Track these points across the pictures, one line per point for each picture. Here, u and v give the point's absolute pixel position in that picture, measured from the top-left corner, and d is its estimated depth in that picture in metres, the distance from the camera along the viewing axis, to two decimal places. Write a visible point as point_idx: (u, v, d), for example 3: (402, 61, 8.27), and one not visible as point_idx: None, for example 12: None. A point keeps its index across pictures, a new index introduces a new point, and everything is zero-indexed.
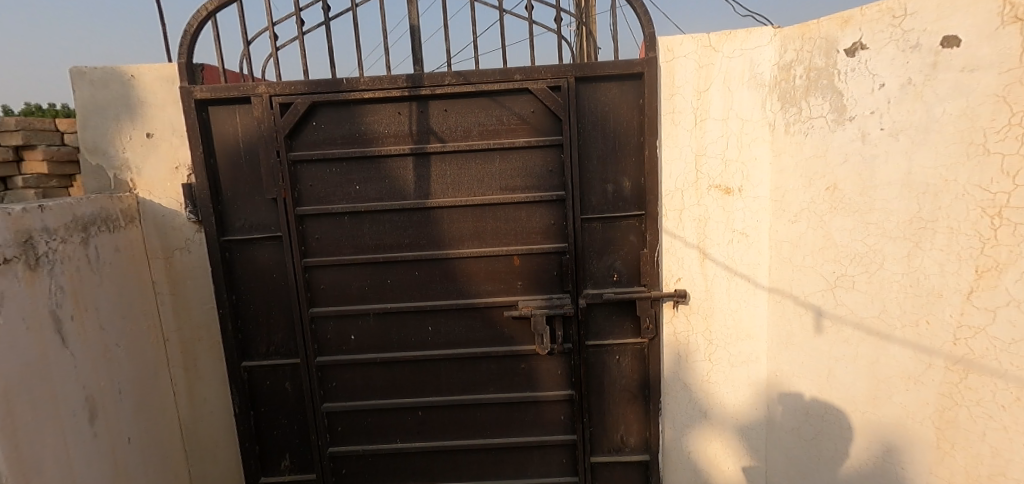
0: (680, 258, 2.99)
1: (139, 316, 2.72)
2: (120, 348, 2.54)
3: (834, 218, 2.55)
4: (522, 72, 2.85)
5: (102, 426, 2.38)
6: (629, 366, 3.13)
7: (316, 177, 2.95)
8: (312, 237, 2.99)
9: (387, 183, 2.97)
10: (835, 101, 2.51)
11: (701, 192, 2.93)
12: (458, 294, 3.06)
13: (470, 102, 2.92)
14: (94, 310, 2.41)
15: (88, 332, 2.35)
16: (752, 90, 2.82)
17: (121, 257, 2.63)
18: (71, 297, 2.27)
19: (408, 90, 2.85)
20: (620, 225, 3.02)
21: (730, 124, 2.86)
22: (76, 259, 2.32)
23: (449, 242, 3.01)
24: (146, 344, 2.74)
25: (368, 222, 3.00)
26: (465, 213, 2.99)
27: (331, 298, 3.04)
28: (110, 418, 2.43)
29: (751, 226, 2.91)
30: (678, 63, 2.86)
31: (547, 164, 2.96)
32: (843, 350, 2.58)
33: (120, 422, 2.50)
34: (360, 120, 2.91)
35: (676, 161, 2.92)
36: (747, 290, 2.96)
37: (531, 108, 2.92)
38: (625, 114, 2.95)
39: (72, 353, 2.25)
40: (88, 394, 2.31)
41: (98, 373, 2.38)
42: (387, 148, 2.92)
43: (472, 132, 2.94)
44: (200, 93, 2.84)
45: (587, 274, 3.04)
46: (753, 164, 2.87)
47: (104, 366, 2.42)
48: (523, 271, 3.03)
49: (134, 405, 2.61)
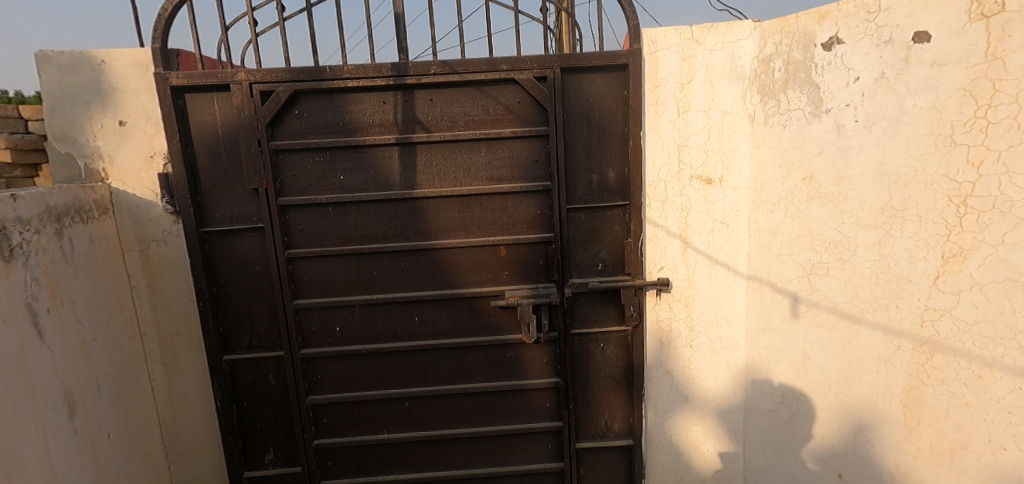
0: (663, 247, 3.05)
1: (116, 310, 2.64)
2: (98, 343, 2.46)
3: (811, 208, 2.64)
4: (508, 62, 2.86)
5: (82, 422, 2.31)
6: (613, 354, 3.20)
7: (299, 167, 2.90)
8: (295, 228, 2.94)
9: (372, 173, 2.94)
10: (813, 94, 2.59)
11: (683, 183, 2.99)
12: (445, 285, 3.06)
13: (456, 92, 2.90)
14: (71, 304, 2.32)
15: (66, 325, 2.27)
16: (733, 82, 2.89)
17: (97, 248, 2.54)
18: (47, 289, 2.19)
19: (394, 79, 2.83)
20: (605, 215, 3.06)
21: (711, 115, 2.93)
22: (51, 251, 2.23)
23: (435, 232, 3.01)
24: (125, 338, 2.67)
25: (353, 213, 2.96)
26: (451, 203, 2.99)
27: (315, 290, 3.00)
28: (90, 413, 2.36)
29: (731, 216, 2.99)
30: (662, 55, 2.91)
31: (534, 154, 2.98)
32: (818, 334, 2.69)
33: (100, 417, 2.43)
34: (344, 109, 2.87)
35: (659, 151, 2.97)
36: (727, 278, 3.05)
37: (517, 98, 2.93)
38: (609, 105, 2.98)
39: (49, 347, 2.17)
40: (67, 389, 2.24)
41: (76, 368, 2.30)
42: (372, 138, 2.89)
43: (459, 122, 2.93)
44: (176, 80, 2.75)
45: (572, 264, 3.08)
46: (733, 155, 2.94)
47: (82, 361, 2.34)
48: (509, 261, 3.05)
49: (114, 400, 2.54)
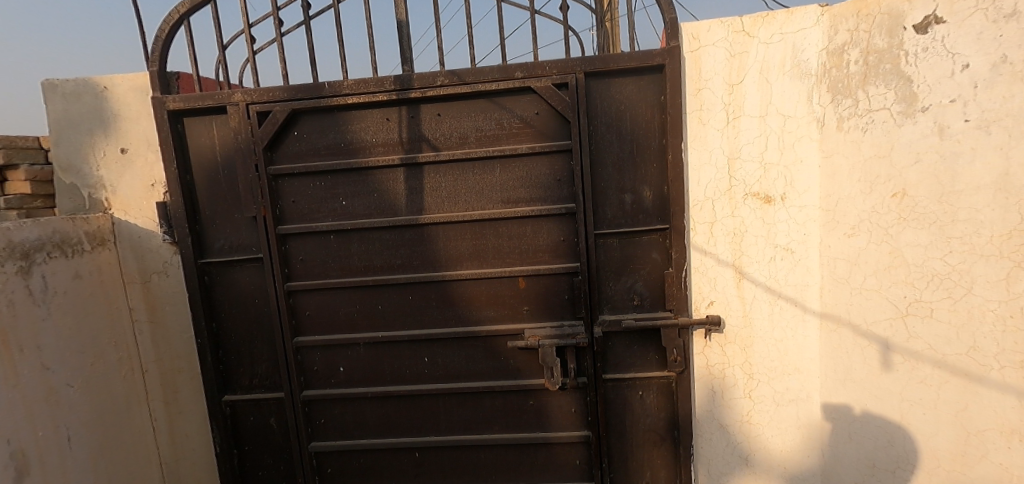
0: (712, 278, 2.58)
1: (95, 349, 2.50)
2: (65, 388, 2.32)
3: (903, 231, 2.12)
4: (523, 69, 2.51)
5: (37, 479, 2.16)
6: (654, 404, 2.71)
7: (299, 193, 2.67)
8: (296, 258, 2.71)
9: (376, 197, 2.66)
10: (903, 89, 2.08)
11: (735, 202, 2.52)
12: (457, 321, 2.71)
13: (466, 104, 2.58)
14: (32, 349, 2.19)
15: (21, 373, 2.14)
16: (794, 80, 2.40)
17: (72, 284, 2.41)
18: None
19: (396, 93, 2.55)
20: (640, 241, 2.62)
21: (769, 122, 2.45)
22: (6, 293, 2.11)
23: (446, 263, 2.68)
24: (104, 379, 2.52)
25: (356, 241, 2.70)
26: (463, 230, 2.65)
27: (317, 326, 2.75)
28: (49, 467, 2.22)
29: (797, 240, 2.46)
30: (705, 52, 2.47)
31: (555, 173, 2.59)
32: (919, 393, 2.13)
33: (63, 470, 2.28)
34: (345, 128, 2.62)
35: (705, 166, 2.52)
36: (795, 316, 2.50)
37: (535, 109, 2.57)
38: (643, 113, 2.56)
39: None
40: (17, 445, 2.09)
41: (31, 419, 2.16)
42: (376, 159, 2.62)
43: (470, 138, 2.60)
44: (173, 103, 2.61)
45: (603, 298, 2.65)
46: (798, 168, 2.44)
47: (39, 410, 2.20)
48: (530, 294, 2.66)
49: (86, 448, 2.39)
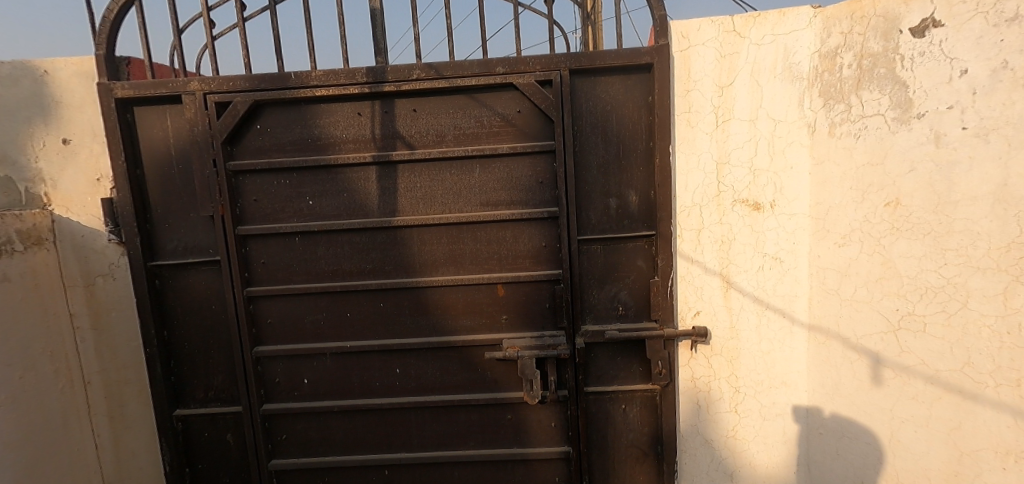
0: (699, 287, 2.49)
1: (22, 361, 2.25)
2: None
3: (897, 242, 2.05)
4: (505, 64, 2.37)
5: None
6: (638, 418, 2.60)
7: (261, 191, 2.48)
8: (257, 261, 2.52)
9: (346, 197, 2.48)
10: (898, 94, 2.01)
11: (724, 209, 2.44)
12: (431, 331, 2.55)
13: (444, 100, 2.43)
14: None
15: None
16: (786, 84, 2.32)
17: None
18: None
19: (369, 86, 2.38)
20: (625, 248, 2.51)
21: (759, 125, 2.37)
22: None
23: (421, 268, 2.52)
24: (32, 393, 2.27)
25: (324, 244, 2.51)
26: (439, 233, 2.50)
27: (280, 334, 2.55)
28: None
29: (786, 249, 2.39)
30: (695, 52, 2.38)
31: (538, 175, 2.46)
32: (911, 409, 2.06)
33: None
34: (313, 123, 2.44)
35: (693, 171, 2.43)
36: (782, 328, 2.43)
37: (516, 107, 2.43)
38: (630, 114, 2.45)
39: None
40: None
41: None
42: (346, 156, 2.44)
43: (447, 136, 2.45)
44: (121, 90, 2.39)
45: (586, 307, 2.52)
46: (788, 174, 2.36)
47: None
48: (509, 302, 2.52)
49: (9, 471, 2.15)
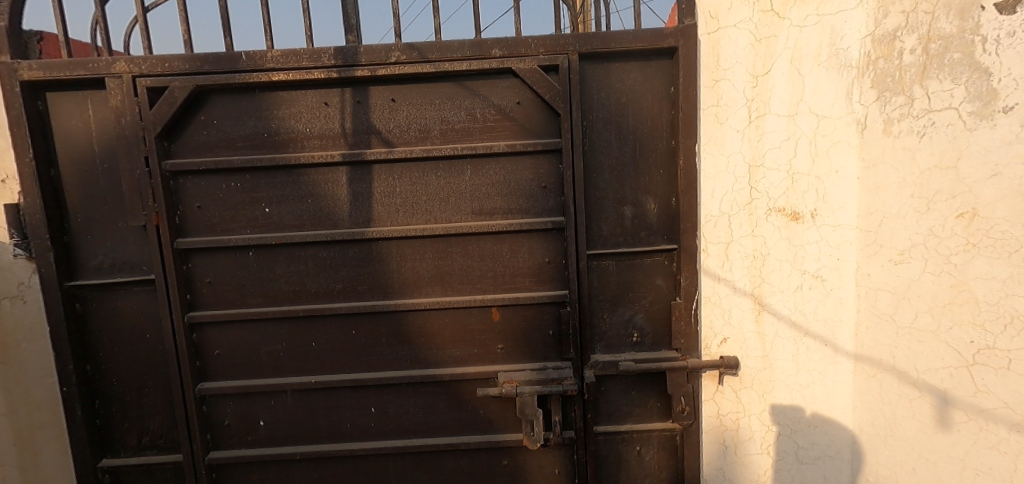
0: (726, 309, 2.14)
1: None
2: None
3: (972, 260, 1.73)
4: (502, 45, 1.99)
5: None
6: (655, 461, 2.25)
7: (205, 195, 2.04)
8: (201, 280, 2.08)
9: (310, 204, 2.06)
10: (977, 84, 1.69)
11: (756, 219, 2.09)
12: (413, 363, 2.15)
13: (428, 88, 2.03)
14: None
15: None
16: (831, 72, 1.97)
17: None
18: None
19: (338, 70, 1.97)
20: (642, 264, 2.16)
21: (799, 122, 2.02)
22: None
23: (401, 288, 2.12)
24: None
25: (284, 260, 2.09)
26: (422, 247, 2.10)
27: (230, 368, 2.12)
28: None
29: (828, 266, 2.03)
30: (725, 35, 2.04)
31: (540, 178, 2.08)
32: (990, 461, 1.73)
33: None
34: (269, 114, 2.02)
35: (721, 174, 2.08)
36: (824, 358, 2.06)
37: (515, 97, 2.05)
38: (649, 108, 2.10)
39: None
40: None
41: None
42: (309, 154, 2.03)
43: (432, 132, 2.05)
44: (28, 72, 1.93)
45: (595, 333, 2.16)
46: (832, 179, 2.00)
47: None
48: (505, 329, 2.14)
49: None
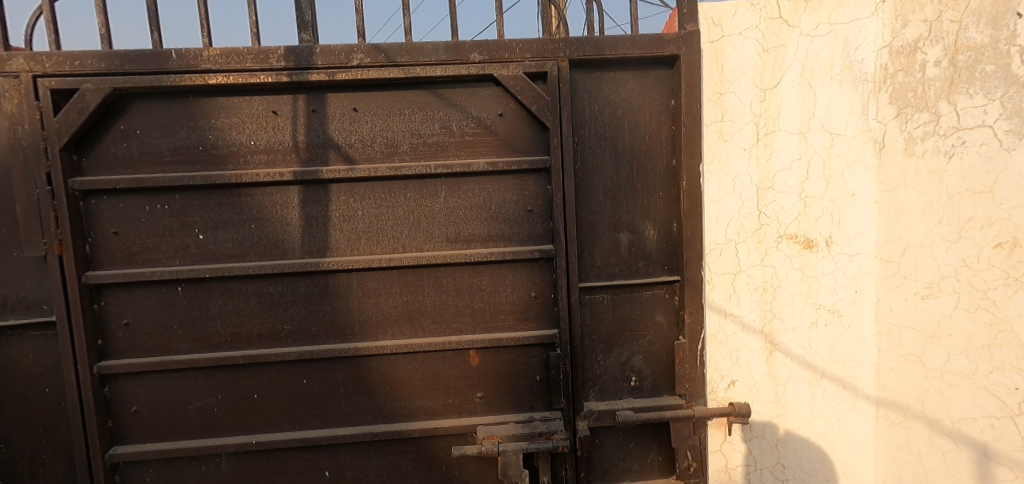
0: (735, 350, 1.91)
1: None
2: None
3: (1013, 296, 1.52)
4: (482, 49, 1.73)
5: None
6: None
7: (125, 220, 1.70)
8: (116, 322, 1.72)
9: (254, 230, 1.74)
10: (1015, 99, 1.50)
11: (766, 247, 1.87)
12: (376, 417, 1.83)
13: (397, 96, 1.75)
14: None
15: None
16: (845, 88, 1.78)
17: None
18: None
19: (289, 73, 1.67)
20: (639, 298, 1.92)
21: (811, 140, 1.82)
22: None
23: (363, 329, 1.80)
24: None
25: (220, 297, 1.75)
26: (388, 280, 1.80)
27: (151, 428, 1.76)
28: None
29: (845, 300, 1.82)
30: (729, 43, 1.84)
31: (525, 200, 1.82)
32: None
33: None
34: (205, 123, 1.70)
35: (727, 197, 1.87)
36: (843, 403, 1.84)
37: (496, 108, 1.79)
38: (647, 122, 1.88)
39: None
40: None
41: None
42: (253, 171, 1.71)
43: (401, 146, 1.77)
44: None
45: (588, 378, 1.91)
46: (849, 203, 1.80)
47: None
48: (485, 375, 1.85)
49: None
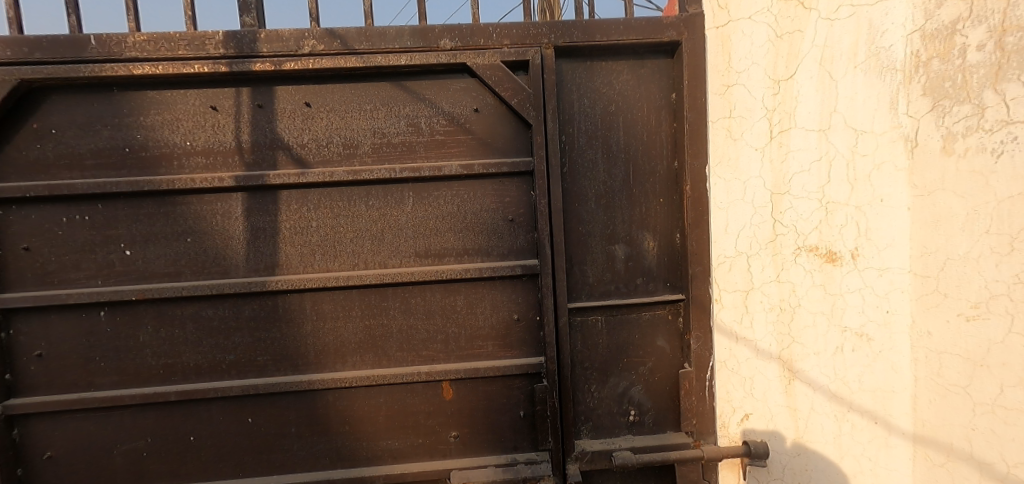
0: (749, 378, 1.67)
1: None
2: None
3: None
4: (454, 34, 1.51)
5: None
6: None
7: (38, 233, 1.46)
8: (27, 353, 1.47)
9: (190, 245, 1.50)
10: None
11: (782, 262, 1.60)
12: (335, 460, 1.58)
13: (356, 90, 1.52)
14: None
15: None
16: (870, 77, 1.45)
17: None
18: None
19: (229, 62, 1.44)
20: (639, 320, 1.68)
21: (832, 139, 1.51)
22: None
23: (318, 358, 1.56)
24: None
25: (151, 322, 1.51)
26: (348, 302, 1.55)
27: (69, 476, 1.50)
28: None
29: (875, 321, 1.47)
30: (739, 28, 1.61)
31: (505, 209, 1.58)
32: None
33: None
34: (131, 121, 1.47)
35: (736, 203, 1.65)
36: (874, 440, 1.48)
37: (472, 103, 1.56)
38: (645, 119, 1.66)
39: None
40: None
41: None
42: (188, 176, 1.47)
43: (361, 147, 1.53)
44: None
45: (580, 412, 1.67)
46: (876, 210, 1.46)
47: None
48: (461, 410, 1.60)
49: None
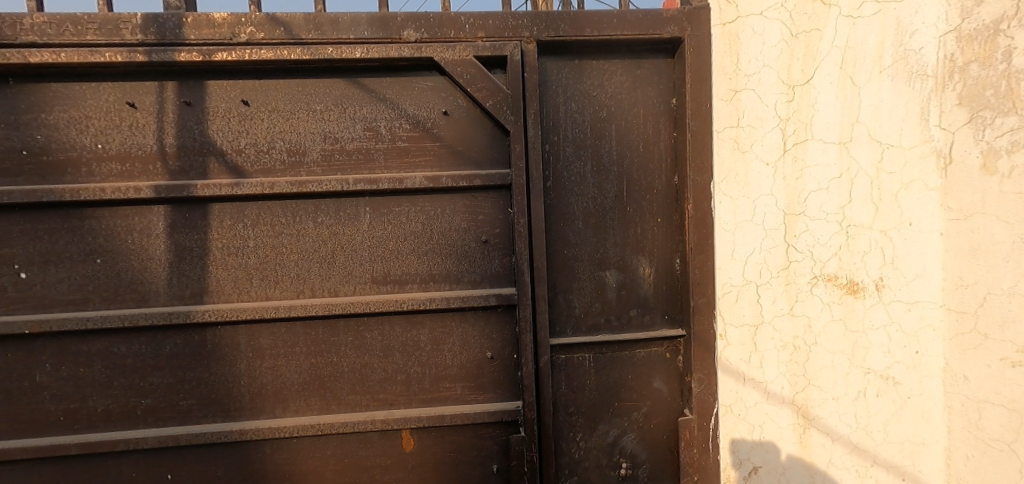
0: (758, 427, 1.42)
1: None
2: None
3: None
4: (420, 24, 1.29)
5: None
6: None
7: None
8: None
9: (101, 267, 1.26)
10: None
11: (796, 293, 1.38)
12: None
13: (304, 86, 1.30)
14: None
15: None
16: (899, 83, 1.30)
17: None
18: None
19: (150, 50, 1.21)
20: (631, 358, 1.46)
21: (854, 153, 1.33)
22: None
23: (254, 403, 1.32)
24: None
25: (49, 360, 1.26)
26: (290, 336, 1.32)
27: None
28: None
29: (904, 362, 1.33)
30: (750, 24, 1.37)
31: (478, 229, 1.36)
32: None
33: None
34: (32, 118, 1.23)
35: (744, 225, 1.40)
36: None
37: (440, 105, 1.33)
38: (640, 127, 1.44)
39: None
40: None
41: None
42: (99, 185, 1.24)
43: (309, 155, 1.30)
44: None
45: (563, 464, 1.44)
46: (904, 234, 1.31)
47: None
48: (423, 464, 1.36)
49: None
